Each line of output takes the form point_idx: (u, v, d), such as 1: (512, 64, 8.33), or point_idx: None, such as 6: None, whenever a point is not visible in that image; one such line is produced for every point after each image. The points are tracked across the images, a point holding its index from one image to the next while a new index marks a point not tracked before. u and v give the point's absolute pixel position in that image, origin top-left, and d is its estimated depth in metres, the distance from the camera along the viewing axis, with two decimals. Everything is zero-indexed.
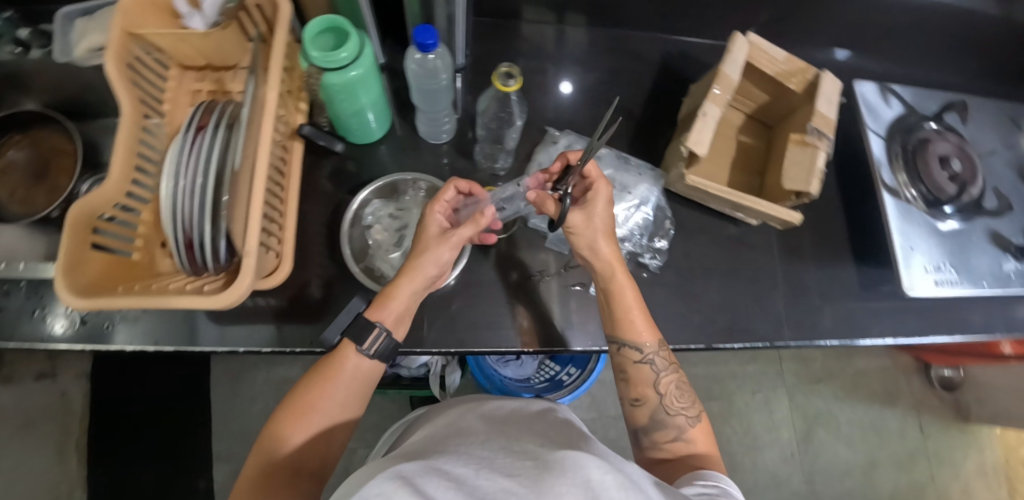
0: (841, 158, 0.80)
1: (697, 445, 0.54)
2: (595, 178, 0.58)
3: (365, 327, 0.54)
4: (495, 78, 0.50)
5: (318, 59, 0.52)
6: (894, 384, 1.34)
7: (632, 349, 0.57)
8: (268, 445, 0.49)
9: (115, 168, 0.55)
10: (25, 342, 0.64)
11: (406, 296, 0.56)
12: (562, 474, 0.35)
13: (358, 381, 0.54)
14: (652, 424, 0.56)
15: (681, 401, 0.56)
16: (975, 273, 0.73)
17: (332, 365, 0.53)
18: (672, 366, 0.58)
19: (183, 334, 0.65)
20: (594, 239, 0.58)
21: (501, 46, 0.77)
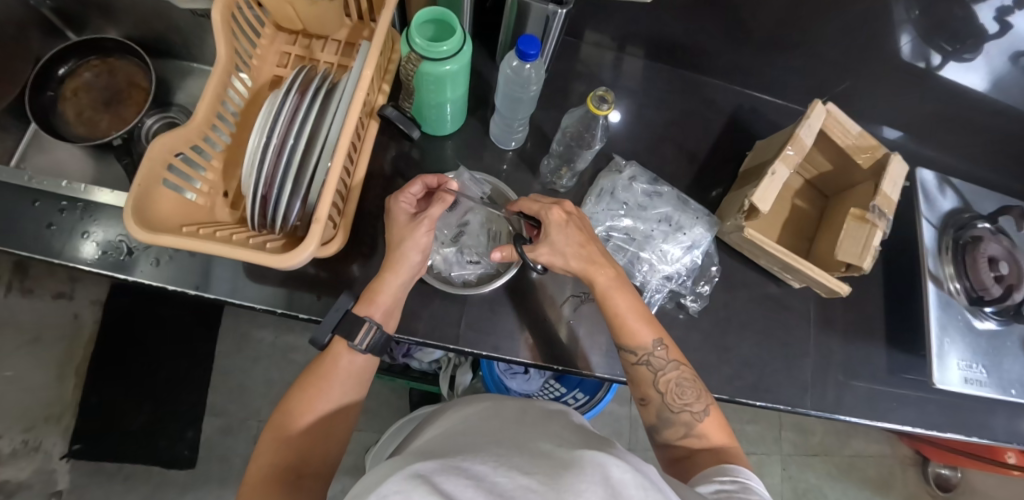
0: (889, 240, 0.81)
1: (709, 439, 0.53)
2: (539, 209, 0.58)
3: (354, 322, 0.53)
4: (590, 100, 0.52)
5: (420, 47, 0.53)
6: (889, 473, 1.33)
7: (629, 352, 0.56)
8: (269, 454, 0.47)
9: (200, 111, 0.57)
10: (63, 259, 0.65)
11: (393, 290, 0.56)
12: (582, 470, 0.35)
13: (352, 377, 0.53)
14: (660, 423, 0.55)
15: (684, 398, 0.55)
16: (1006, 380, 0.72)
17: (322, 365, 0.53)
18: (676, 363, 0.56)
19: (198, 276, 0.65)
20: (563, 261, 0.57)
21: (582, 68, 0.78)
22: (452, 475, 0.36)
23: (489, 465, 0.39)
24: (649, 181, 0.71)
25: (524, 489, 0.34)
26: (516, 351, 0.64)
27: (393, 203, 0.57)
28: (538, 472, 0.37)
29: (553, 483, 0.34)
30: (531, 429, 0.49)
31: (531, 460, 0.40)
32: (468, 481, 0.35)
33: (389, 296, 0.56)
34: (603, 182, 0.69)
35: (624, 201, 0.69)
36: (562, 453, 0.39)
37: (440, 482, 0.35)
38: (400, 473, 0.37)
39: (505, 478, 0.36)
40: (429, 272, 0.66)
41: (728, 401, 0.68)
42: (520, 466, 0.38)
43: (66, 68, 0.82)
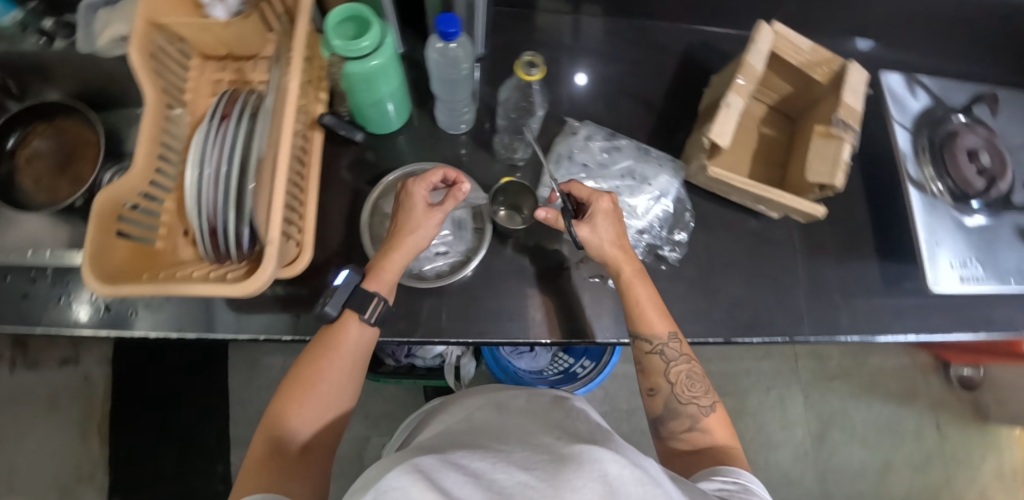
0: (866, 151, 0.79)
1: (713, 435, 0.53)
2: (590, 194, 0.59)
3: (366, 297, 0.54)
4: (518, 68, 0.50)
5: (340, 48, 0.52)
6: (912, 383, 1.32)
7: (645, 341, 0.56)
8: (266, 429, 0.48)
9: (139, 155, 0.56)
10: (47, 326, 0.65)
11: (396, 268, 0.57)
12: (580, 465, 0.35)
13: (358, 350, 0.54)
14: (667, 415, 0.54)
15: (692, 390, 0.55)
16: (1002, 271, 0.71)
17: (330, 338, 0.53)
18: (687, 357, 0.56)
19: (183, 318, 0.66)
20: (598, 246, 0.58)
21: (522, 36, 0.76)
22: (452, 471, 0.37)
23: (486, 461, 0.40)
24: (606, 137, 0.70)
25: (520, 485, 0.35)
26: (504, 333, 0.64)
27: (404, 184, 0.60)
28: (536, 467, 0.37)
29: (551, 479, 0.35)
30: (535, 425, 0.50)
31: (531, 454, 0.41)
32: (464, 478, 0.36)
33: (392, 270, 0.56)
34: (558, 148, 0.69)
35: (583, 162, 0.69)
36: (561, 449, 0.40)
37: (439, 476, 0.36)
38: (401, 468, 0.37)
39: (502, 473, 0.37)
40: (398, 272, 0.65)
41: (724, 343, 0.68)
42: (520, 461, 0.39)
43: (15, 138, 0.81)
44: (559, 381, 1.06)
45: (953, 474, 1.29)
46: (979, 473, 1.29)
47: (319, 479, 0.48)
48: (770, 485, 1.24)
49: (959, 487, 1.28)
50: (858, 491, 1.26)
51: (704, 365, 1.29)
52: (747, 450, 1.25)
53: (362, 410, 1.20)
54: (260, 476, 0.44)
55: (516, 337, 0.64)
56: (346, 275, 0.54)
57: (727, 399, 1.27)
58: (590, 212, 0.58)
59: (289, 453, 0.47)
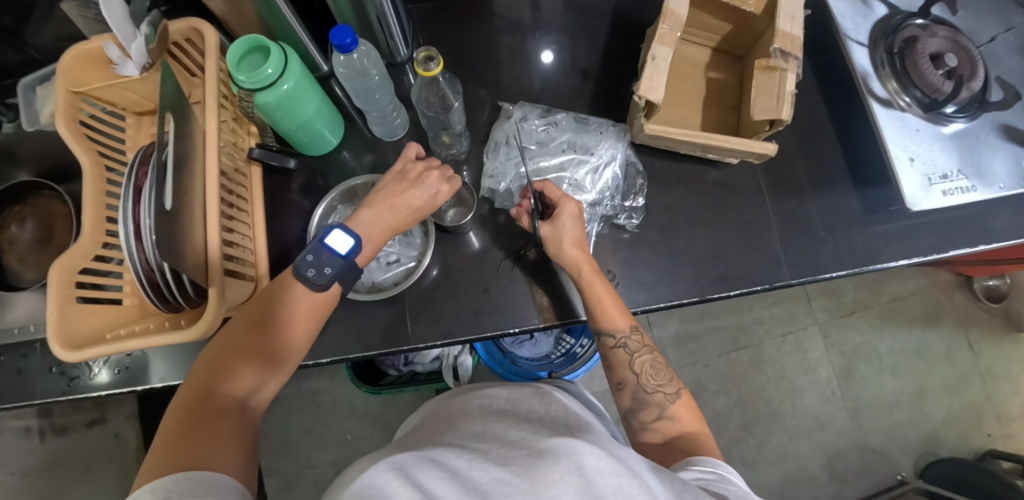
0: (825, 75, 0.74)
1: (680, 422, 0.52)
2: (559, 197, 0.60)
3: (358, 273, 0.56)
4: (416, 65, 0.51)
5: (246, 82, 0.53)
6: (935, 304, 1.26)
7: (607, 336, 0.57)
8: (199, 384, 0.46)
9: (87, 222, 0.58)
10: (74, 393, 0.67)
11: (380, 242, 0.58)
12: (557, 460, 0.31)
13: (313, 312, 0.53)
14: (636, 405, 0.54)
15: (657, 379, 0.55)
16: (989, 176, 0.66)
17: (279, 290, 0.52)
18: (648, 348, 0.57)
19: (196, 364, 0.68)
20: (559, 247, 0.58)
21: (446, 29, 0.74)
22: (429, 467, 0.33)
23: (466, 458, 0.35)
24: (542, 114, 0.70)
25: (497, 482, 0.31)
26: (472, 330, 0.64)
27: (408, 162, 0.60)
28: (514, 461, 0.33)
29: (528, 474, 0.31)
30: (514, 417, 0.46)
31: (510, 448, 0.36)
32: (441, 475, 0.32)
33: (378, 244, 0.57)
34: (496, 135, 0.69)
35: (522, 144, 0.68)
36: (538, 443, 0.36)
37: (418, 474, 0.31)
38: (375, 467, 0.33)
39: (480, 470, 0.33)
40: (358, 288, 0.65)
41: (700, 302, 0.66)
42: (499, 456, 0.35)
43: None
44: (562, 363, 1.05)
45: (994, 389, 1.23)
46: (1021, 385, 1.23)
47: (250, 433, 0.45)
48: (801, 432, 1.21)
49: (1001, 402, 1.23)
50: (895, 423, 1.21)
51: (714, 320, 1.26)
52: (772, 400, 1.22)
53: (381, 422, 1.22)
54: (185, 426, 0.42)
55: (485, 331, 0.64)
56: (352, 246, 0.53)
57: (743, 352, 1.24)
58: (555, 214, 0.59)
59: (221, 407, 0.45)
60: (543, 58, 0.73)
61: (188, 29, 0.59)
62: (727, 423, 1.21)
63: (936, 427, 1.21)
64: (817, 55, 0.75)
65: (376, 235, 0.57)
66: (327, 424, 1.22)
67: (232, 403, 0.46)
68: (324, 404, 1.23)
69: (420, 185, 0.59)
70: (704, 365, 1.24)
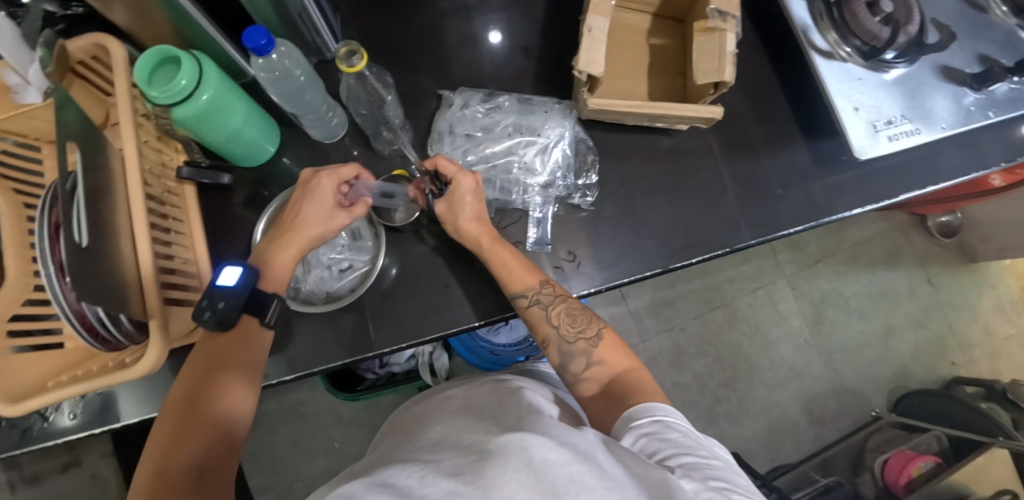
0: (766, 32, 0.74)
1: (609, 364, 0.52)
2: (454, 172, 0.59)
3: (264, 298, 0.54)
4: (338, 61, 0.48)
5: (159, 97, 0.49)
6: (895, 245, 1.30)
7: (520, 297, 0.56)
8: (149, 469, 0.43)
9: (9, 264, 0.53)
10: (31, 444, 0.64)
11: (288, 261, 0.56)
12: (506, 460, 0.32)
13: (249, 351, 0.52)
14: (564, 359, 0.54)
15: (577, 326, 0.55)
16: (932, 117, 0.67)
17: (208, 343, 0.51)
18: (561, 296, 0.57)
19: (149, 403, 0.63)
20: (455, 221, 0.58)
21: (377, 19, 0.70)
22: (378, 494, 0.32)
23: (418, 474, 0.34)
24: (485, 98, 0.68)
25: (449, 493, 0.30)
26: (438, 329, 0.63)
27: (303, 174, 0.59)
28: (465, 469, 0.33)
29: (478, 479, 0.31)
30: (471, 413, 0.47)
31: (462, 454, 0.36)
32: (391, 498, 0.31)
33: (283, 267, 0.56)
34: (439, 124, 0.66)
35: (466, 132, 0.66)
36: (489, 442, 0.36)
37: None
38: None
39: (432, 485, 0.32)
40: (313, 300, 0.63)
41: (664, 273, 0.66)
42: (450, 466, 0.35)
43: None
44: (539, 346, 1.05)
45: (954, 320, 1.29)
46: (979, 313, 1.29)
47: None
48: (779, 382, 1.25)
49: (962, 331, 1.28)
50: (865, 362, 1.26)
51: (686, 285, 1.27)
52: (748, 355, 1.25)
53: (367, 426, 1.21)
54: None
55: (453, 328, 0.62)
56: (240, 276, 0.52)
57: (717, 312, 1.27)
58: (451, 189, 0.59)
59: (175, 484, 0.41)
60: (475, 39, 0.71)
61: (92, 45, 0.54)
62: (709, 382, 1.24)
63: (904, 362, 1.27)
64: (757, 10, 0.74)
65: (274, 257, 0.55)
66: (314, 434, 1.21)
67: (185, 476, 0.42)
68: (307, 416, 1.21)
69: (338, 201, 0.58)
70: (681, 329, 1.25)
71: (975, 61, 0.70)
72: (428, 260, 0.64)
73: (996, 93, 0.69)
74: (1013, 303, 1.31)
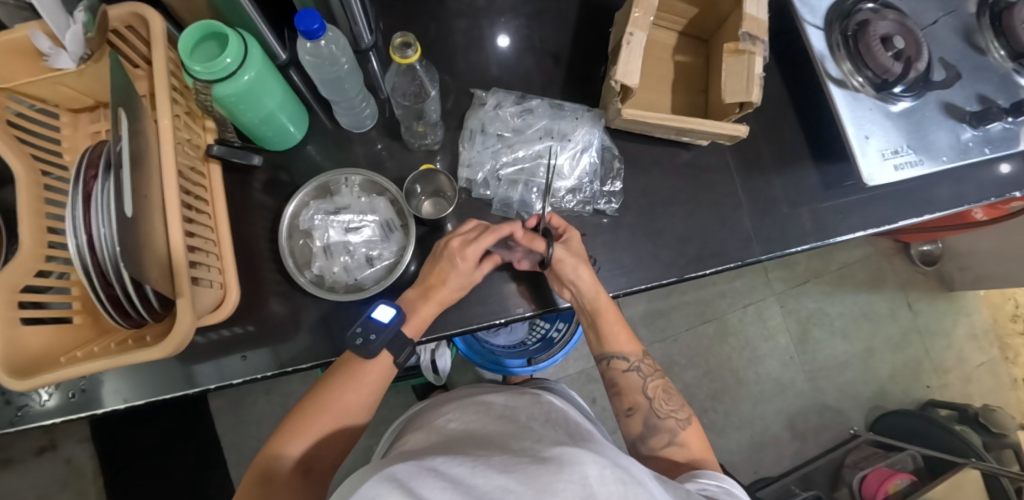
0: (783, 58, 0.77)
1: (690, 448, 0.58)
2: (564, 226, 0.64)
3: (402, 344, 0.57)
4: (393, 52, 0.49)
5: (203, 73, 0.48)
6: (878, 269, 1.36)
7: (619, 360, 0.63)
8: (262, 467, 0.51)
9: (25, 232, 0.52)
10: (19, 424, 0.60)
11: (429, 313, 0.59)
12: (561, 468, 0.32)
13: (371, 385, 0.56)
14: (647, 431, 0.60)
15: (669, 405, 0.61)
16: (935, 150, 0.71)
17: (348, 375, 0.55)
18: (658, 373, 0.64)
19: (154, 384, 0.61)
20: (573, 266, 0.60)
21: (411, 14, 0.71)
22: (429, 476, 0.33)
23: (465, 463, 0.35)
24: (517, 100, 0.69)
25: (502, 489, 0.31)
26: (458, 325, 0.63)
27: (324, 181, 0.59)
28: (518, 468, 0.33)
29: (531, 481, 0.31)
30: (505, 428, 0.47)
31: (512, 454, 0.37)
32: (445, 485, 0.32)
33: (426, 317, 0.59)
34: (471, 123, 0.67)
35: (498, 132, 0.68)
36: (540, 451, 0.36)
37: (417, 483, 0.31)
38: (374, 478, 0.33)
39: (483, 477, 0.33)
40: (335, 287, 0.63)
41: (679, 281, 0.68)
42: (499, 461, 0.35)
43: None
44: (539, 349, 1.05)
45: (930, 345, 1.35)
46: (953, 339, 1.36)
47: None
48: (765, 396, 1.28)
49: (937, 356, 1.35)
50: (846, 381, 1.31)
51: (681, 297, 1.30)
52: (737, 369, 1.29)
53: None
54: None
55: (472, 324, 0.63)
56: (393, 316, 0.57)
57: (709, 325, 1.30)
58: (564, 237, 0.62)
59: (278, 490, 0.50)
60: (498, 42, 0.72)
61: (129, 15, 0.53)
62: (697, 394, 1.27)
63: (883, 382, 1.32)
64: (776, 35, 0.77)
65: (422, 310, 0.58)
66: None
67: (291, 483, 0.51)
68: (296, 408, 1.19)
69: (475, 243, 0.58)
70: (674, 340, 1.28)
71: (975, 100, 0.74)
72: None
73: (992, 131, 0.73)
74: (984, 331, 1.38)
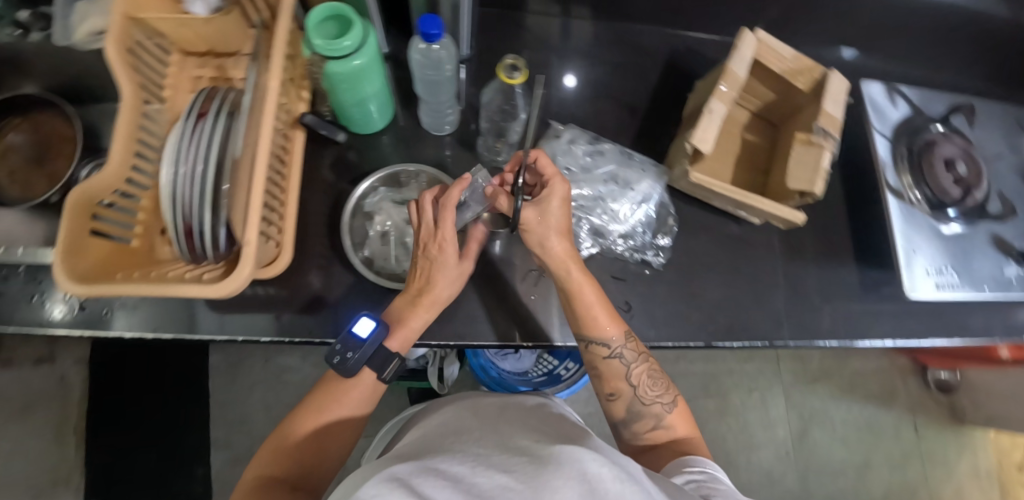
0: (846, 159, 0.80)
1: (675, 431, 0.57)
2: (551, 175, 0.57)
3: (387, 358, 0.56)
4: (501, 71, 0.51)
5: (321, 47, 0.52)
6: (891, 384, 1.35)
7: (600, 346, 0.57)
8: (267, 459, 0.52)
9: (115, 152, 0.54)
10: (26, 327, 0.62)
11: (417, 323, 0.58)
12: (559, 467, 0.32)
13: (363, 397, 0.56)
14: (630, 417, 0.58)
15: (654, 390, 0.58)
16: (978, 278, 0.72)
17: (341, 386, 0.55)
18: (642, 356, 0.58)
19: (182, 321, 0.63)
20: (546, 235, 0.56)
21: (508, 40, 0.76)
22: (430, 477, 0.35)
23: (467, 466, 0.37)
24: (589, 141, 0.72)
25: (500, 489, 0.32)
26: (484, 335, 0.65)
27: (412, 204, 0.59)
28: (518, 469, 0.34)
29: (529, 481, 0.32)
30: (508, 429, 0.48)
31: (512, 457, 0.37)
32: (443, 484, 0.33)
33: (414, 329, 0.58)
34: (542, 151, 0.70)
35: (566, 165, 0.70)
36: (539, 450, 0.37)
37: (418, 483, 0.33)
38: (377, 477, 0.35)
39: (484, 478, 0.34)
40: (380, 273, 0.65)
41: (705, 347, 0.68)
42: (499, 465, 0.36)
43: None
44: (542, 383, 1.05)
45: (930, 473, 1.32)
46: (955, 473, 1.33)
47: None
48: (752, 484, 1.25)
49: (935, 485, 1.31)
50: (838, 490, 1.27)
51: (688, 365, 1.30)
52: (730, 450, 1.26)
53: None
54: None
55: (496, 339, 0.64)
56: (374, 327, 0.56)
57: (711, 400, 1.28)
58: (543, 195, 0.56)
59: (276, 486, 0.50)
60: (569, 81, 0.75)
61: None
62: None
63: None
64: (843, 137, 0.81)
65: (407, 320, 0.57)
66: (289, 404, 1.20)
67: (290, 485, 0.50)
68: None
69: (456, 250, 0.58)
70: None
71: None
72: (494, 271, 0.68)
73: None
74: (987, 473, 1.34)
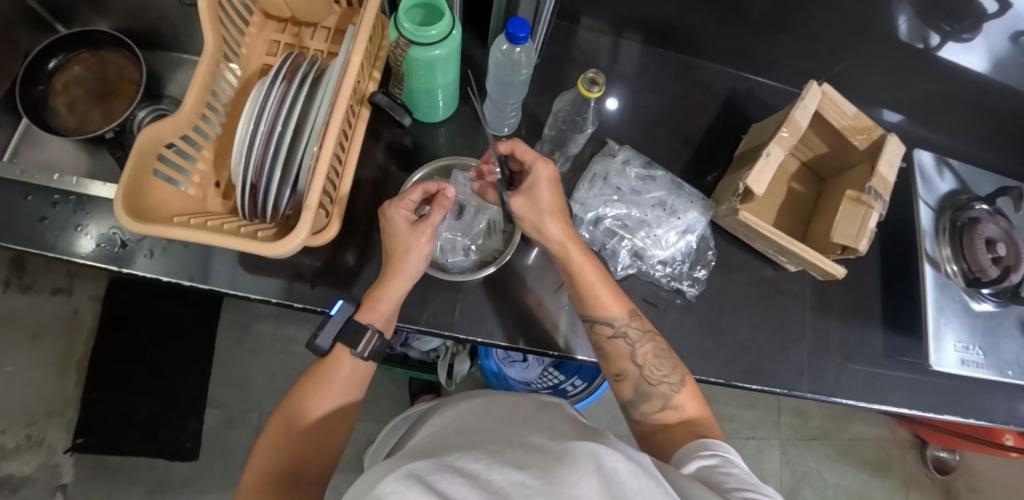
0: (887, 223, 0.81)
1: (686, 411, 0.54)
2: (532, 159, 0.56)
3: (357, 330, 0.54)
4: (581, 83, 0.53)
5: (409, 32, 0.53)
6: (888, 454, 1.34)
7: (603, 325, 0.57)
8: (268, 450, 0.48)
9: (189, 101, 0.55)
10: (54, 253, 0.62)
11: (393, 298, 0.56)
12: (575, 461, 0.32)
13: (349, 378, 0.54)
14: (638, 397, 0.55)
15: (661, 370, 0.56)
16: (1003, 361, 0.72)
17: (323, 369, 0.54)
18: (648, 335, 0.58)
19: (195, 268, 0.63)
20: (540, 220, 0.56)
21: (576, 55, 0.77)
22: (446, 474, 0.32)
23: (482, 462, 0.34)
24: (643, 165, 0.73)
25: (518, 485, 0.30)
26: (511, 337, 0.65)
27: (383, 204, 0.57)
28: (533, 465, 0.33)
29: (546, 476, 0.31)
30: (515, 419, 0.48)
31: (524, 452, 0.36)
32: (461, 481, 0.31)
33: (389, 303, 0.56)
34: (596, 167, 0.71)
35: (617, 185, 0.71)
36: (552, 445, 0.36)
37: (434, 479, 0.31)
38: (394, 473, 0.32)
39: (500, 474, 0.32)
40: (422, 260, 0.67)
41: (724, 385, 0.69)
42: (513, 459, 0.35)
43: (56, 62, 0.75)
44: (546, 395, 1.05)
45: None
46: None
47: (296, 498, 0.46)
48: None
49: None
50: None
51: None
52: None
53: None
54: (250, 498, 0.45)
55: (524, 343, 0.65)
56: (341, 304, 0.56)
57: None
58: (529, 181, 0.56)
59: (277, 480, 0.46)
60: (607, 102, 0.76)
61: None
62: None
63: None
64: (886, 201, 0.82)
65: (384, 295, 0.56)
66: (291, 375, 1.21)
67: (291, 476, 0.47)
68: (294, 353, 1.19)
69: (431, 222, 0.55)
70: None
71: None
72: (529, 275, 0.68)
73: None
74: None
